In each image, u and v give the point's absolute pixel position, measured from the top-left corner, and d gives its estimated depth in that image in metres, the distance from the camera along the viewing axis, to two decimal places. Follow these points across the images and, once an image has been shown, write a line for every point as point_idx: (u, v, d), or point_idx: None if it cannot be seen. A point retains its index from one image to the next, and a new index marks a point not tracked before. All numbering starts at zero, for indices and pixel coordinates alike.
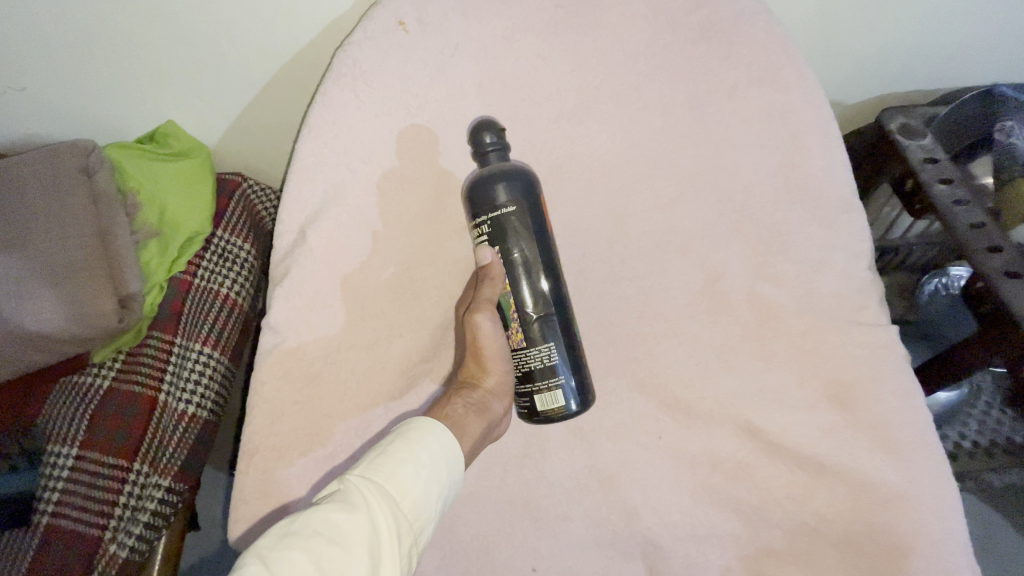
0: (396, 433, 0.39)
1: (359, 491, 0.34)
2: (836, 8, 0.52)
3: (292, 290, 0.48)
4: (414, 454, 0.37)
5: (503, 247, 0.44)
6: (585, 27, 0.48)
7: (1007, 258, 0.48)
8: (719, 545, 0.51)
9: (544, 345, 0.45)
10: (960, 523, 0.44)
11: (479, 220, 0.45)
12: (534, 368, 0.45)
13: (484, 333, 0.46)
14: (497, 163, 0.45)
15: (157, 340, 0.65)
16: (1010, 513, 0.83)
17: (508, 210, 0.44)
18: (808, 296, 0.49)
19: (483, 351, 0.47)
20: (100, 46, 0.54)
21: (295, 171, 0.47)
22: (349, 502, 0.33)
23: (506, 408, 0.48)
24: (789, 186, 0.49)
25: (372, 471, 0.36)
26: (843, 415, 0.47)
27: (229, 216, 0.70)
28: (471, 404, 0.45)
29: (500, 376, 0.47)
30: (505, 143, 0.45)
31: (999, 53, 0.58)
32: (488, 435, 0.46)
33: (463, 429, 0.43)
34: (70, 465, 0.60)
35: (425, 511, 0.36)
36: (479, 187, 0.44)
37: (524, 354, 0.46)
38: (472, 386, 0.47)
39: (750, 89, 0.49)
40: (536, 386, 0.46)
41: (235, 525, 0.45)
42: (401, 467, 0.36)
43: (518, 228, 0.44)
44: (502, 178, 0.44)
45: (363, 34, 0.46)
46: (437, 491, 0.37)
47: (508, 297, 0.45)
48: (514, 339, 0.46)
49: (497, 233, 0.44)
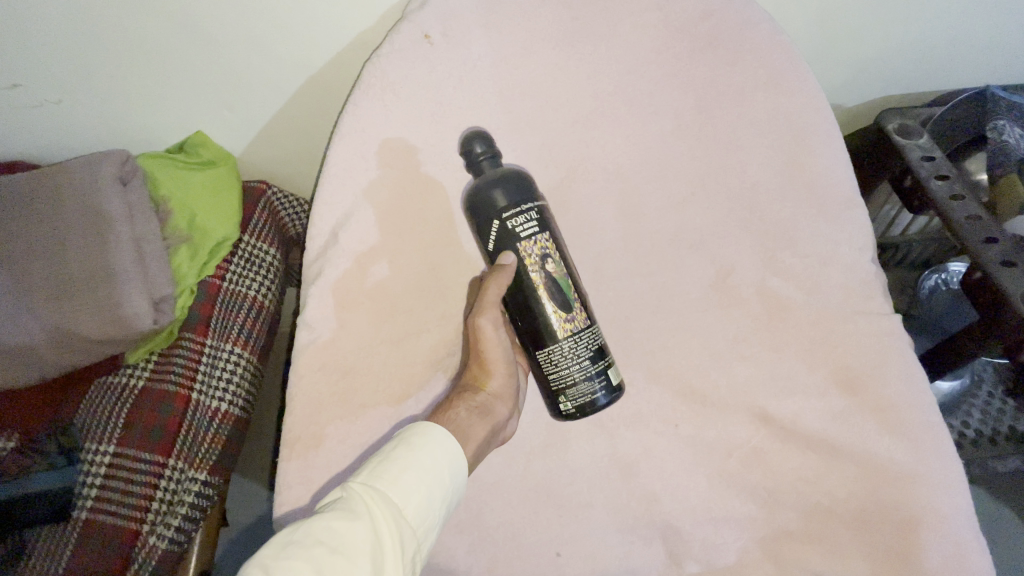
0: (399, 437, 0.40)
1: (361, 499, 0.35)
2: (833, 16, 0.56)
3: (328, 288, 0.50)
4: (416, 460, 0.39)
5: (550, 231, 0.46)
6: (598, 38, 0.51)
7: (1002, 248, 0.51)
8: (736, 527, 0.52)
9: (596, 324, 0.49)
10: (966, 497, 0.46)
11: (519, 209, 0.45)
12: (594, 346, 0.47)
13: (489, 336, 0.48)
14: (492, 169, 0.46)
15: (189, 341, 0.67)
16: (1013, 501, 0.85)
17: (539, 204, 0.46)
18: (817, 287, 0.51)
19: (489, 354, 0.49)
20: (135, 59, 0.57)
21: (328, 176, 0.50)
22: (351, 510, 0.34)
23: (508, 411, 0.50)
24: (794, 183, 0.52)
25: (374, 478, 0.37)
26: (852, 399, 0.49)
27: (255, 222, 0.72)
28: (474, 408, 0.47)
29: (501, 380, 0.50)
30: (495, 151, 0.47)
31: (989, 57, 0.61)
32: (492, 438, 0.48)
33: (467, 433, 0.44)
34: (109, 460, 0.63)
35: (427, 517, 0.37)
36: (506, 184, 0.45)
37: (588, 333, 0.47)
38: (475, 390, 0.49)
39: (756, 92, 0.52)
40: (605, 363, 0.48)
41: (277, 511, 0.48)
42: (403, 473, 0.37)
43: (549, 224, 0.47)
44: (516, 177, 0.46)
45: (391, 47, 0.49)
46: (441, 496, 0.38)
47: (567, 277, 0.47)
48: (578, 320, 0.47)
49: (543, 222, 0.46)
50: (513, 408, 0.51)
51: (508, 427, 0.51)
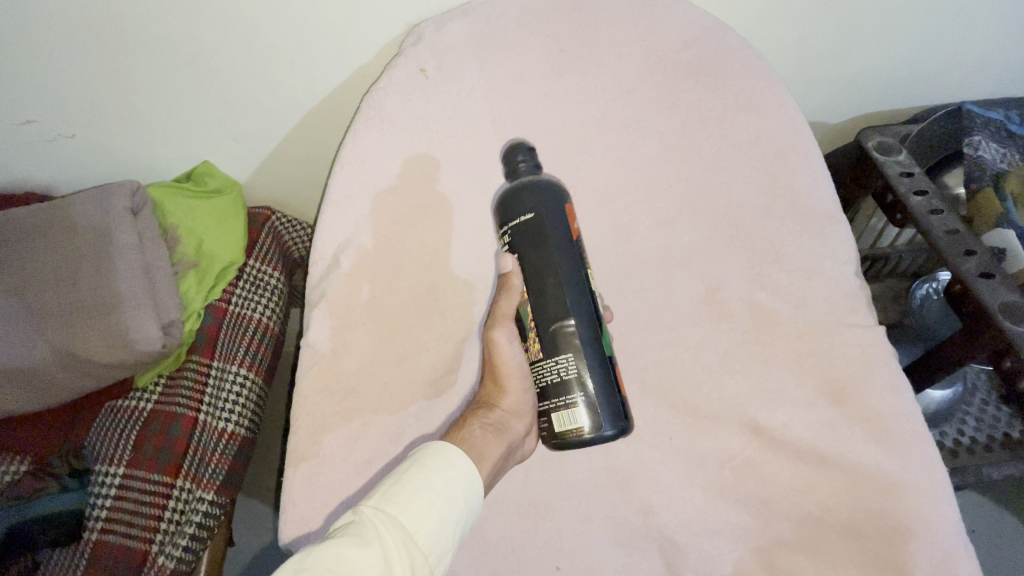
0: (411, 460, 0.42)
1: (373, 524, 0.37)
2: (810, 42, 0.59)
3: (331, 310, 0.53)
4: (427, 482, 0.41)
5: (521, 255, 0.47)
6: (585, 68, 0.54)
7: (980, 260, 0.52)
8: (732, 538, 0.53)
9: (562, 355, 0.46)
10: (953, 505, 0.47)
11: (504, 229, 0.49)
12: (549, 383, 0.46)
13: (504, 350, 0.50)
14: (526, 176, 0.49)
15: (196, 365, 0.69)
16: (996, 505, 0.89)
17: (528, 216, 0.47)
18: (803, 301, 0.53)
19: (504, 369, 0.51)
20: (146, 95, 0.60)
21: (331, 202, 0.53)
22: (363, 536, 0.36)
23: (526, 428, 0.51)
24: (778, 201, 0.54)
25: (387, 502, 0.39)
26: (839, 410, 0.51)
27: (259, 247, 0.75)
28: (488, 425, 0.48)
29: (516, 397, 0.51)
30: (536, 159, 0.50)
31: (961, 77, 0.64)
32: (508, 455, 0.50)
33: (482, 453, 0.46)
34: (118, 483, 0.64)
35: (439, 542, 0.39)
36: (528, 193, 0.48)
37: (543, 366, 0.47)
38: (490, 407, 0.50)
39: (737, 115, 0.55)
40: (551, 404, 0.46)
41: (282, 530, 0.49)
42: (414, 497, 0.39)
43: (539, 236, 0.47)
44: (535, 188, 0.48)
45: (389, 81, 0.52)
46: (454, 519, 0.40)
47: (527, 306, 0.48)
48: (534, 350, 0.48)
49: (516, 244, 0.48)
50: (532, 424, 0.52)
51: (525, 444, 0.52)
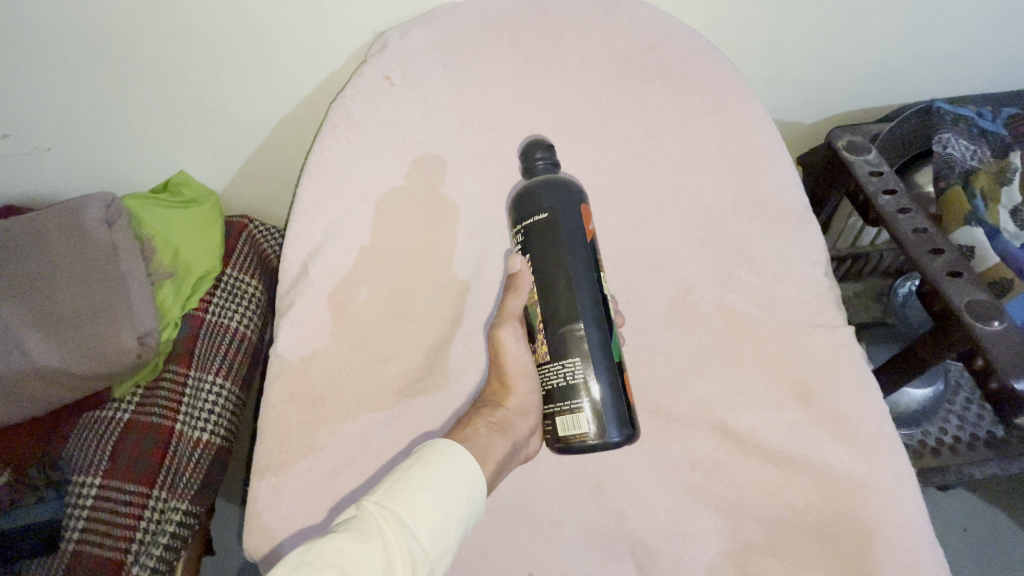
0: (416, 456, 0.42)
1: (375, 520, 0.37)
2: (778, 42, 0.59)
3: (299, 319, 0.52)
4: (432, 480, 0.40)
5: (533, 254, 0.47)
6: (550, 73, 0.54)
7: (947, 258, 0.52)
8: (704, 542, 0.52)
9: (570, 359, 0.45)
10: (920, 506, 0.47)
11: (517, 228, 0.48)
12: (555, 386, 0.46)
13: (511, 349, 0.51)
14: (543, 175, 0.48)
15: (173, 373, 0.70)
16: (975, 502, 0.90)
17: (540, 216, 0.47)
18: (772, 302, 0.53)
19: (510, 369, 0.51)
20: (115, 108, 0.60)
21: (298, 210, 0.53)
22: (364, 532, 0.36)
23: (530, 427, 0.51)
24: (746, 202, 0.54)
25: (389, 499, 0.39)
26: (808, 411, 0.51)
27: (236, 256, 0.76)
28: (492, 425, 0.49)
29: (521, 396, 0.51)
30: (554, 157, 0.49)
31: (932, 75, 0.64)
32: (514, 454, 0.50)
33: (486, 450, 0.46)
34: (95, 493, 0.64)
35: (441, 540, 0.39)
36: (543, 191, 0.47)
37: (549, 369, 0.46)
38: (495, 406, 0.51)
39: (704, 117, 0.55)
40: (555, 408, 0.46)
41: (247, 541, 0.49)
42: (418, 494, 0.39)
43: (551, 236, 0.46)
44: (551, 187, 0.47)
45: (354, 90, 0.53)
46: (456, 517, 0.40)
47: (537, 306, 0.47)
48: (541, 352, 0.47)
49: (530, 244, 0.47)
50: (536, 424, 0.52)
51: (530, 445, 0.53)
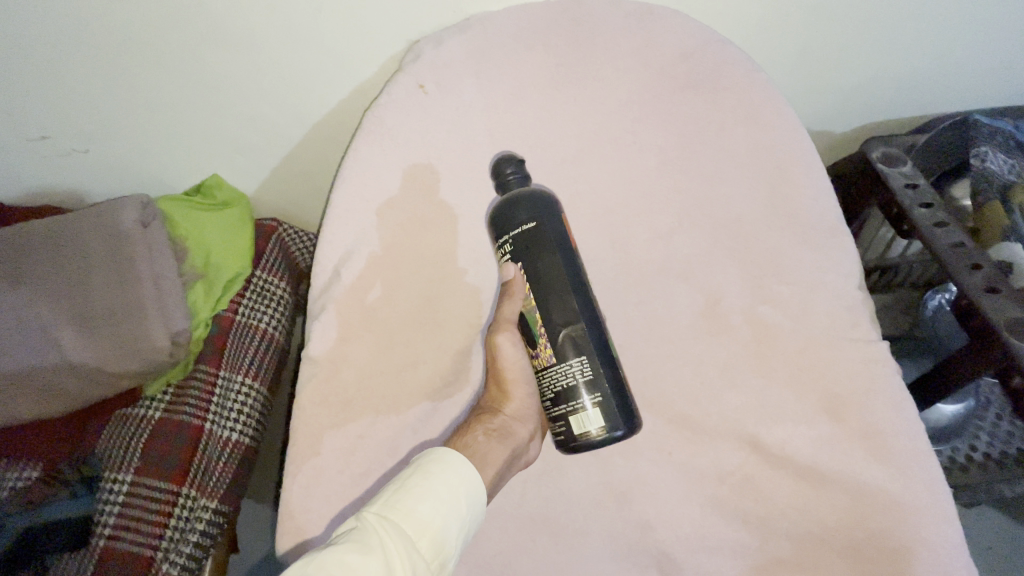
0: (415, 465, 0.43)
1: (376, 530, 0.37)
2: (812, 52, 0.58)
3: (329, 323, 0.53)
4: (433, 489, 0.41)
5: (525, 263, 0.47)
6: (582, 81, 0.55)
7: (987, 274, 0.51)
8: (729, 554, 0.53)
9: (574, 359, 0.46)
10: (955, 527, 0.46)
11: (502, 240, 0.48)
12: (564, 387, 0.46)
13: (510, 356, 0.50)
14: (519, 189, 0.49)
15: (204, 372, 0.71)
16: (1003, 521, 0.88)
17: (526, 225, 0.47)
18: (805, 315, 0.52)
19: (509, 374, 0.51)
20: (152, 113, 0.62)
21: (330, 216, 0.53)
22: (365, 543, 0.36)
23: (529, 432, 0.52)
24: (778, 214, 0.54)
25: (390, 509, 0.39)
26: (840, 426, 0.50)
27: (267, 258, 0.77)
28: (492, 431, 0.49)
29: (520, 402, 0.52)
30: (525, 171, 0.49)
31: (967, 86, 0.63)
32: (514, 460, 0.50)
33: (486, 456, 0.47)
34: (126, 491, 0.66)
35: (441, 549, 0.39)
36: (524, 201, 0.48)
37: (554, 372, 0.47)
38: (494, 412, 0.51)
39: (736, 126, 0.54)
40: (565, 408, 0.46)
41: (278, 542, 0.49)
42: (418, 504, 0.40)
43: (540, 244, 0.47)
44: (530, 198, 0.48)
45: (388, 97, 0.53)
46: (456, 526, 0.40)
47: (535, 311, 0.47)
48: (544, 357, 0.47)
49: (520, 253, 0.47)
50: (535, 429, 0.53)
51: (530, 450, 0.53)
